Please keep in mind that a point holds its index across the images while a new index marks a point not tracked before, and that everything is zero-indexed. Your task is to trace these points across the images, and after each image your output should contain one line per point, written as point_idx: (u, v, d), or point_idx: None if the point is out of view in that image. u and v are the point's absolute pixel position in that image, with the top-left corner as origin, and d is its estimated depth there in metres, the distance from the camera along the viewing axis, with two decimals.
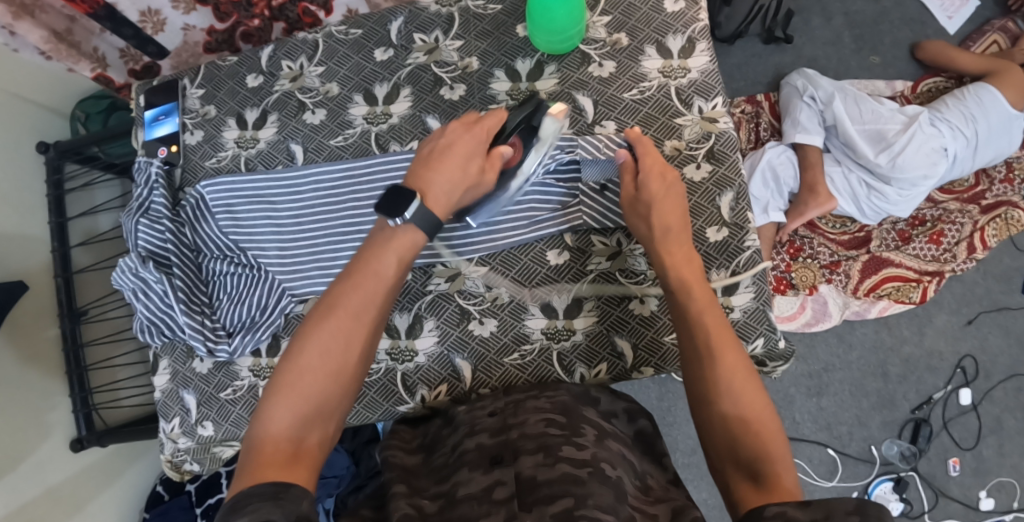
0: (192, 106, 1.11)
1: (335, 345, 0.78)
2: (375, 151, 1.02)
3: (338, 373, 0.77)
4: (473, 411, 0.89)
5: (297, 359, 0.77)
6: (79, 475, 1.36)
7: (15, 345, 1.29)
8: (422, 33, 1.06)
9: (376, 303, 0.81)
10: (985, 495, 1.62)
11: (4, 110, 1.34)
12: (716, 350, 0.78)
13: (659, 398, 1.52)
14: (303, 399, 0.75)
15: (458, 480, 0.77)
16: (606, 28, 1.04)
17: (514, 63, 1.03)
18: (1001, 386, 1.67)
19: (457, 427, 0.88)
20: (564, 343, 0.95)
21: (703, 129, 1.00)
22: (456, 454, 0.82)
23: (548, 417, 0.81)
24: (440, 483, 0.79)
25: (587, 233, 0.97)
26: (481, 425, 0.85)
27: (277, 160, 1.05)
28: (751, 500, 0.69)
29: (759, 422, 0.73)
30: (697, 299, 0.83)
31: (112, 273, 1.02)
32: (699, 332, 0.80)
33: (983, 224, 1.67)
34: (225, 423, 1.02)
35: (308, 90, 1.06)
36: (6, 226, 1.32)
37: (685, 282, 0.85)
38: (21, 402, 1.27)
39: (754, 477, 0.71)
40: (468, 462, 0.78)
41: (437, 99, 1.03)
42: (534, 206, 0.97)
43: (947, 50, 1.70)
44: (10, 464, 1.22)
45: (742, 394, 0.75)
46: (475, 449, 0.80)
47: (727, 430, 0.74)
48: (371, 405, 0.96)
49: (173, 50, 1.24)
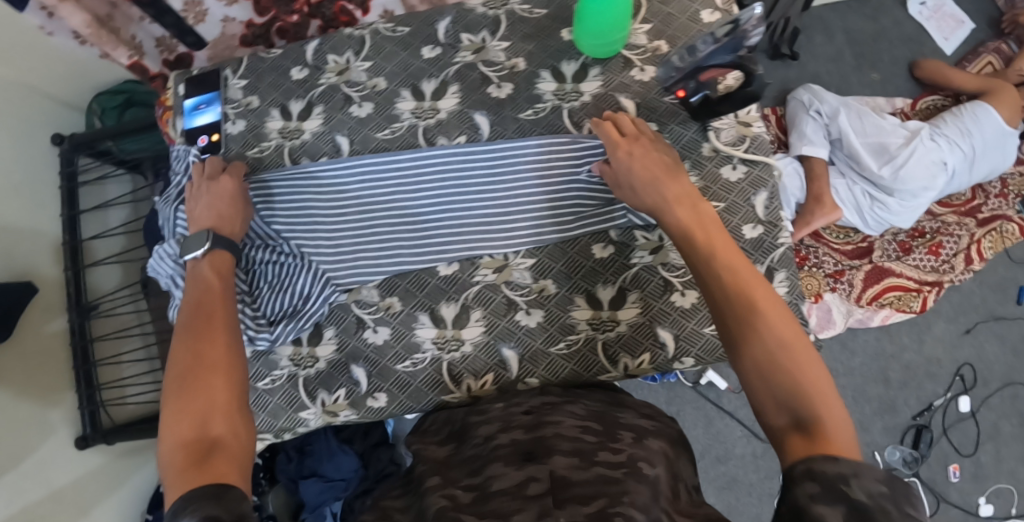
0: (234, 96, 1.11)
1: (201, 346, 0.83)
2: (422, 144, 1.04)
3: (216, 367, 0.82)
4: (508, 407, 0.90)
5: (178, 373, 0.81)
6: (81, 476, 1.33)
7: (26, 340, 1.29)
8: (469, 33, 1.08)
9: (222, 304, 0.89)
10: (983, 501, 1.67)
11: (16, 98, 1.34)
12: (756, 300, 0.78)
13: (668, 402, 1.77)
14: (195, 404, 0.79)
15: (491, 473, 0.77)
16: (646, 35, 1.08)
17: (559, 65, 1.06)
18: (998, 394, 1.74)
19: (490, 420, 0.88)
20: (608, 333, 0.97)
21: (739, 132, 1.04)
22: (489, 446, 0.81)
23: (583, 423, 0.84)
24: (472, 475, 0.79)
25: (630, 233, 0.99)
26: (516, 421, 0.86)
27: (322, 151, 1.06)
28: (794, 452, 0.70)
29: (799, 363, 0.74)
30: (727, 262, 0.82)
31: (150, 259, 1.03)
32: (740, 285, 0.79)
33: (979, 236, 1.76)
34: (261, 414, 1.01)
35: (354, 83, 1.08)
36: (16, 218, 1.31)
37: (693, 226, 0.86)
38: (32, 399, 1.27)
39: (799, 423, 0.72)
40: (502, 456, 0.79)
41: (484, 97, 1.05)
42: (580, 202, 0.99)
43: (943, 68, 1.79)
44: (13, 461, 1.20)
45: (789, 339, 0.75)
46: (509, 444, 0.81)
47: (763, 381, 0.75)
48: (415, 395, 0.97)
49: (211, 41, 1.25)
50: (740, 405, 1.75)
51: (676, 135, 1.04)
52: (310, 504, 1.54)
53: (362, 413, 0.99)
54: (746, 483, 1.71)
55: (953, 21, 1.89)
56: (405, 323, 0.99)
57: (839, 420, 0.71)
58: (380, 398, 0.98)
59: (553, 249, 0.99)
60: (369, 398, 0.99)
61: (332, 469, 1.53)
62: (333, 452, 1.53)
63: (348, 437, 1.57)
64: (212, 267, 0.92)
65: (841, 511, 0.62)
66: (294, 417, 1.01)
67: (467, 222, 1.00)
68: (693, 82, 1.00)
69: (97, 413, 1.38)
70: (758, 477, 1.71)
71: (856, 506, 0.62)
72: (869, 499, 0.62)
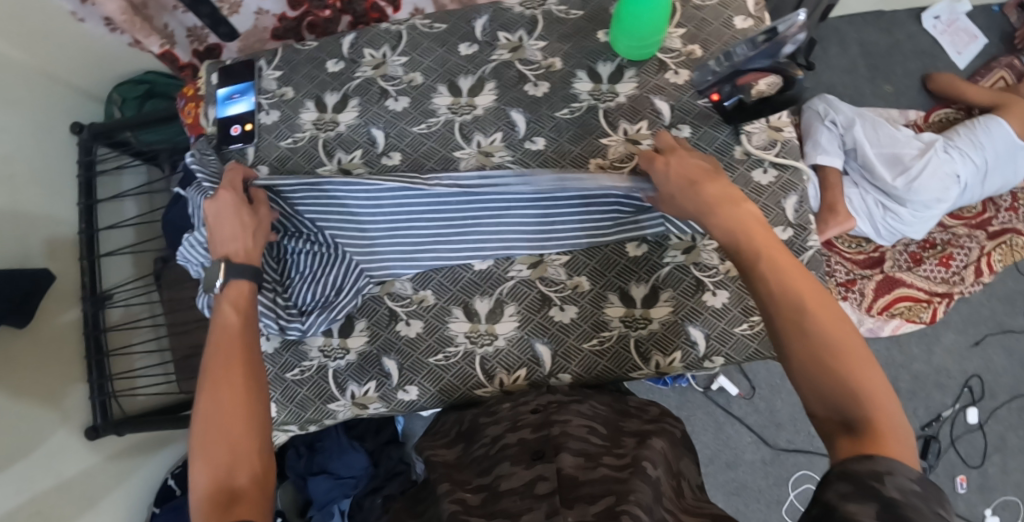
0: (268, 86, 1.11)
1: (219, 389, 0.82)
2: (458, 140, 1.04)
3: (234, 412, 0.81)
4: (516, 407, 0.91)
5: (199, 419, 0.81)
6: (89, 468, 1.32)
7: (37, 327, 1.27)
8: (506, 31, 1.09)
9: (240, 338, 0.87)
10: (989, 512, 1.69)
11: (37, 85, 1.34)
12: (807, 304, 0.77)
13: (678, 407, 1.75)
14: (215, 453, 0.78)
15: (500, 472, 0.79)
16: (681, 39, 1.09)
17: (595, 66, 1.07)
18: (1006, 406, 1.75)
19: (498, 420, 0.89)
20: (640, 331, 0.97)
21: (770, 137, 1.04)
22: (498, 447, 0.83)
23: (591, 424, 0.85)
24: (480, 476, 0.81)
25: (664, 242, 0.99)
26: (524, 421, 0.86)
27: (357, 144, 1.06)
28: (844, 450, 0.71)
29: (853, 367, 0.74)
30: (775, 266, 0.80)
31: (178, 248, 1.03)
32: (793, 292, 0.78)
33: (989, 249, 1.76)
34: (291, 405, 1.01)
35: (390, 78, 1.08)
36: (33, 204, 1.30)
37: (738, 227, 0.83)
38: (45, 387, 1.26)
39: (848, 424, 0.72)
40: (510, 456, 0.80)
41: (520, 95, 1.06)
42: (620, 205, 0.96)
43: (958, 83, 1.81)
44: (24, 449, 1.19)
45: (840, 343, 0.75)
46: (517, 444, 0.82)
47: (813, 387, 0.75)
48: (447, 388, 0.98)
49: (243, 33, 1.26)
50: (750, 411, 1.73)
51: (709, 138, 1.04)
52: (318, 501, 1.49)
53: (392, 405, 0.99)
54: (755, 490, 1.69)
55: (966, 35, 1.91)
56: (439, 316, 1.00)
57: (892, 414, 0.72)
58: (411, 391, 0.99)
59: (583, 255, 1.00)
60: (400, 391, 0.99)
61: (342, 466, 1.49)
62: (344, 450, 1.50)
63: (358, 435, 1.54)
64: (229, 298, 0.90)
65: (873, 507, 0.63)
66: (322, 409, 1.00)
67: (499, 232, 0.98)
68: (730, 86, 1.02)
69: (108, 403, 1.36)
70: (768, 484, 1.69)
71: (888, 503, 0.63)
72: (902, 496, 0.64)
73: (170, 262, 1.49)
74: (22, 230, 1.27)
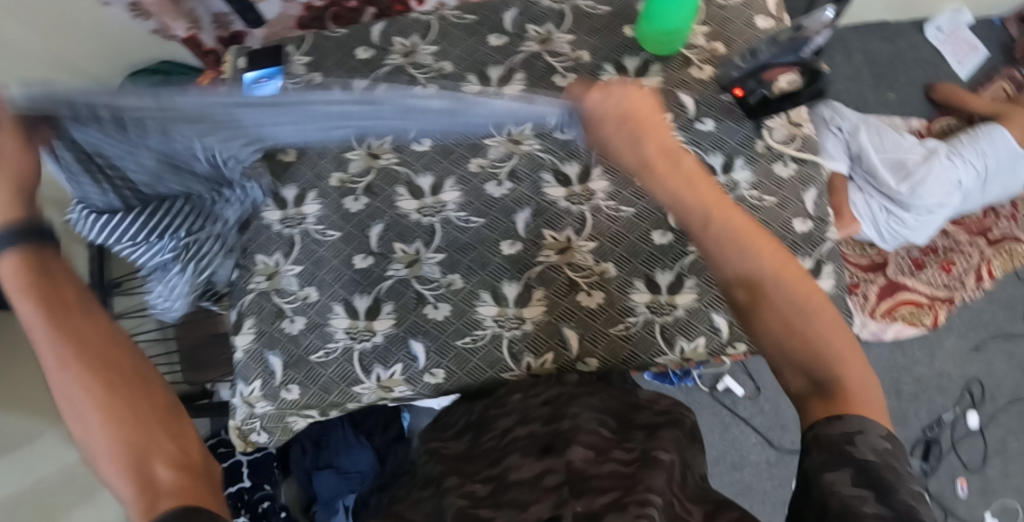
0: (297, 71, 1.11)
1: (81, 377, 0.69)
2: (488, 127, 1.06)
3: (110, 399, 0.69)
4: (527, 400, 0.91)
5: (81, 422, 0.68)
6: None
7: None
8: (535, 24, 1.11)
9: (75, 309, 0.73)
10: (990, 516, 1.71)
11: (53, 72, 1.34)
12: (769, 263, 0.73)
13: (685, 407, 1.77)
14: (118, 450, 0.67)
15: (509, 464, 0.79)
16: (705, 37, 1.11)
17: (622, 59, 1.09)
18: (1006, 410, 1.78)
19: (509, 412, 0.90)
20: (666, 317, 0.99)
21: (791, 131, 1.06)
22: (507, 439, 0.84)
23: (600, 417, 0.86)
24: (490, 466, 0.81)
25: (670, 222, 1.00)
26: (534, 414, 0.87)
27: (386, 129, 1.08)
28: (814, 412, 0.70)
29: (818, 325, 0.72)
30: (731, 224, 0.75)
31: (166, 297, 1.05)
32: (753, 252, 0.74)
33: (990, 256, 1.80)
34: (314, 387, 1.00)
35: (421, 66, 1.10)
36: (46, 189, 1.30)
37: (686, 185, 0.77)
38: None
39: (817, 385, 0.71)
40: (519, 448, 0.81)
41: (549, 85, 1.08)
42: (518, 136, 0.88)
43: (960, 91, 1.85)
44: None
45: (803, 301, 0.72)
46: (526, 436, 0.83)
47: (783, 351, 0.73)
48: (474, 371, 0.98)
49: (270, 20, 1.30)
50: (755, 412, 1.75)
51: (732, 132, 1.06)
52: (322, 498, 1.48)
53: (417, 389, 0.99)
54: (760, 491, 1.70)
55: (966, 47, 1.95)
56: (467, 300, 1.01)
57: (857, 368, 0.70)
58: (437, 374, 0.99)
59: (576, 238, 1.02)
60: (426, 374, 0.99)
61: (348, 462, 1.48)
62: (350, 446, 1.50)
63: (365, 430, 1.53)
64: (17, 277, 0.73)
65: (851, 471, 0.63)
66: (346, 392, 1.00)
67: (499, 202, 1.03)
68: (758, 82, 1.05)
69: None
70: (773, 485, 1.70)
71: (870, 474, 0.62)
72: (876, 455, 0.64)
73: None
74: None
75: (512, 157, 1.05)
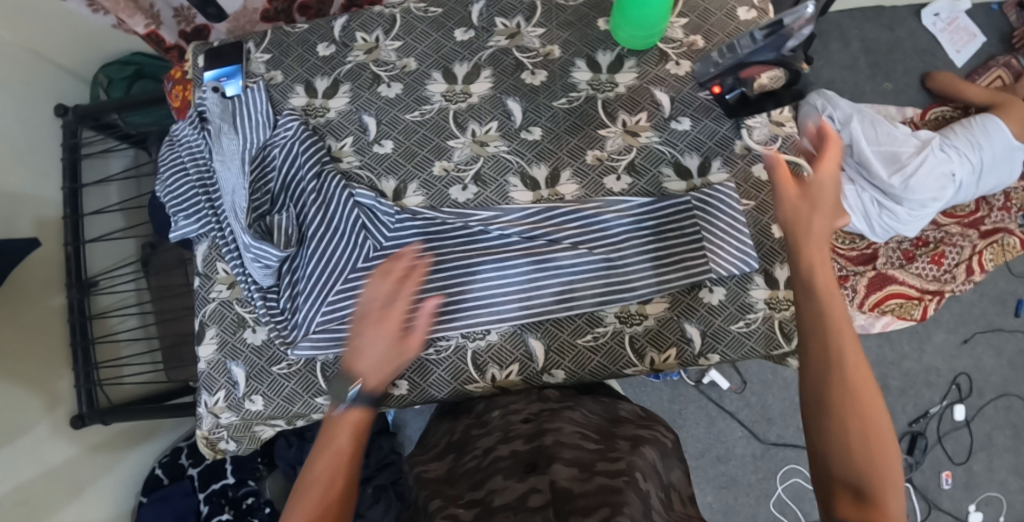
0: (257, 70, 1.08)
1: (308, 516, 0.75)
2: (453, 129, 1.02)
3: None
4: (508, 416, 0.89)
5: None
6: (75, 456, 1.28)
7: (23, 313, 1.23)
8: (504, 17, 1.06)
9: (350, 466, 0.79)
10: (973, 508, 1.70)
11: (19, 64, 1.28)
12: (850, 369, 0.75)
13: (671, 401, 1.72)
14: None
15: (492, 486, 0.76)
16: (683, 30, 1.06)
17: (595, 55, 1.05)
18: (992, 404, 1.76)
19: (490, 431, 0.88)
20: (636, 327, 0.96)
21: (771, 131, 1.01)
22: (489, 459, 0.81)
23: (583, 431, 0.84)
24: (473, 489, 0.77)
25: (698, 240, 0.95)
26: (516, 432, 0.85)
27: (348, 131, 1.04)
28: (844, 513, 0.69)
29: (874, 441, 0.72)
30: (830, 316, 0.79)
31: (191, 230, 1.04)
32: (842, 353, 0.76)
33: (981, 248, 1.74)
34: (276, 398, 0.99)
35: (383, 63, 1.06)
36: (13, 185, 1.25)
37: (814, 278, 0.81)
38: (34, 365, 1.23)
39: (856, 489, 0.71)
40: (503, 469, 0.78)
41: (518, 83, 1.04)
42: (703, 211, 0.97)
43: (956, 80, 1.79)
44: (8, 435, 1.15)
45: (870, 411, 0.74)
46: (509, 457, 0.80)
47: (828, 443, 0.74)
48: (438, 383, 0.97)
49: (232, 14, 1.22)
50: (741, 406, 1.70)
51: (710, 132, 1.01)
52: None
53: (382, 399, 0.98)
54: (745, 483, 1.67)
55: (966, 34, 1.88)
56: None
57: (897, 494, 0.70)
58: (402, 385, 0.98)
59: (594, 281, 0.95)
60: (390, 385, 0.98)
61: None
62: None
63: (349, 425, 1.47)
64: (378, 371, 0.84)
65: None
66: (309, 403, 0.99)
67: (529, 218, 0.97)
68: (734, 81, 0.99)
69: (93, 391, 1.31)
70: (757, 478, 1.67)
71: None
72: None
73: (158, 247, 1.44)
74: (9, 209, 1.23)
75: (476, 160, 1.01)
